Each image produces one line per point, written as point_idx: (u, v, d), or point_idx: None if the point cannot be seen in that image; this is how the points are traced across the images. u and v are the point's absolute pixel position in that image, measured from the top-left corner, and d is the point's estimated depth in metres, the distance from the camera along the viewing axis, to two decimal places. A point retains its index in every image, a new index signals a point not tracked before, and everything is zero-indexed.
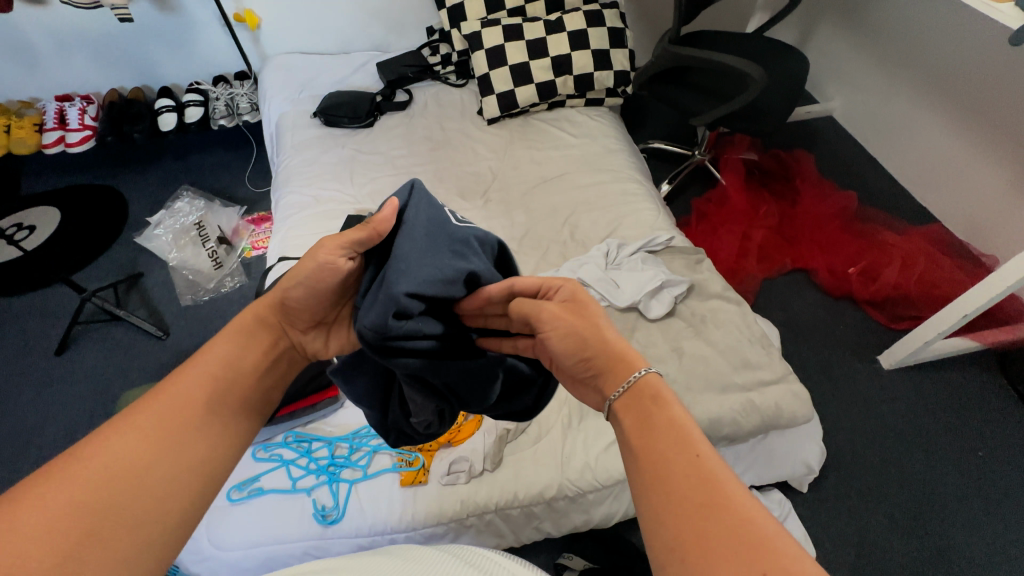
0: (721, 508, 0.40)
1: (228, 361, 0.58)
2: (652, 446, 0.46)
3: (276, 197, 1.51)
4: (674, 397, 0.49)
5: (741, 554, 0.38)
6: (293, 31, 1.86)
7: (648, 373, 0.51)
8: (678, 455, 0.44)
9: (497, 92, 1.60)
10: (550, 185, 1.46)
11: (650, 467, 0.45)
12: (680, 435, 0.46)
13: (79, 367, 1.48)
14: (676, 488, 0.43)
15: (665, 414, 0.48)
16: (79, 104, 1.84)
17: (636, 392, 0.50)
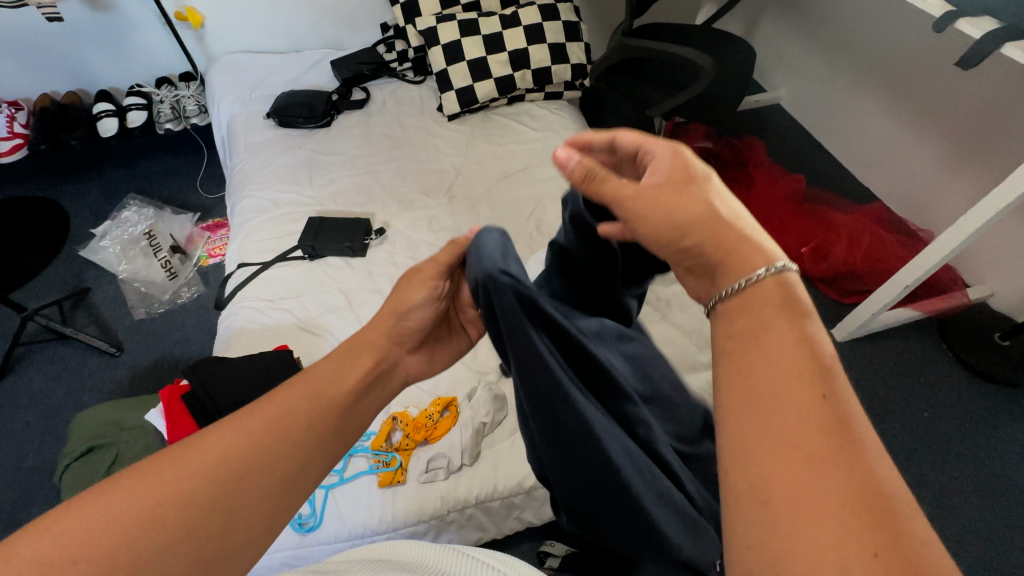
0: (840, 452, 0.34)
1: (324, 388, 0.54)
2: (777, 366, 0.38)
3: (232, 202, 1.46)
4: (805, 311, 0.41)
5: (853, 503, 0.32)
6: (240, 29, 1.79)
7: (783, 269, 0.42)
8: (804, 384, 0.37)
9: (455, 88, 1.59)
10: (515, 179, 1.47)
11: (748, 389, 0.38)
12: (812, 362, 0.38)
13: (24, 391, 1.39)
14: (785, 414, 0.36)
15: (785, 318, 0.40)
16: (7, 111, 1.72)
17: (751, 298, 0.42)
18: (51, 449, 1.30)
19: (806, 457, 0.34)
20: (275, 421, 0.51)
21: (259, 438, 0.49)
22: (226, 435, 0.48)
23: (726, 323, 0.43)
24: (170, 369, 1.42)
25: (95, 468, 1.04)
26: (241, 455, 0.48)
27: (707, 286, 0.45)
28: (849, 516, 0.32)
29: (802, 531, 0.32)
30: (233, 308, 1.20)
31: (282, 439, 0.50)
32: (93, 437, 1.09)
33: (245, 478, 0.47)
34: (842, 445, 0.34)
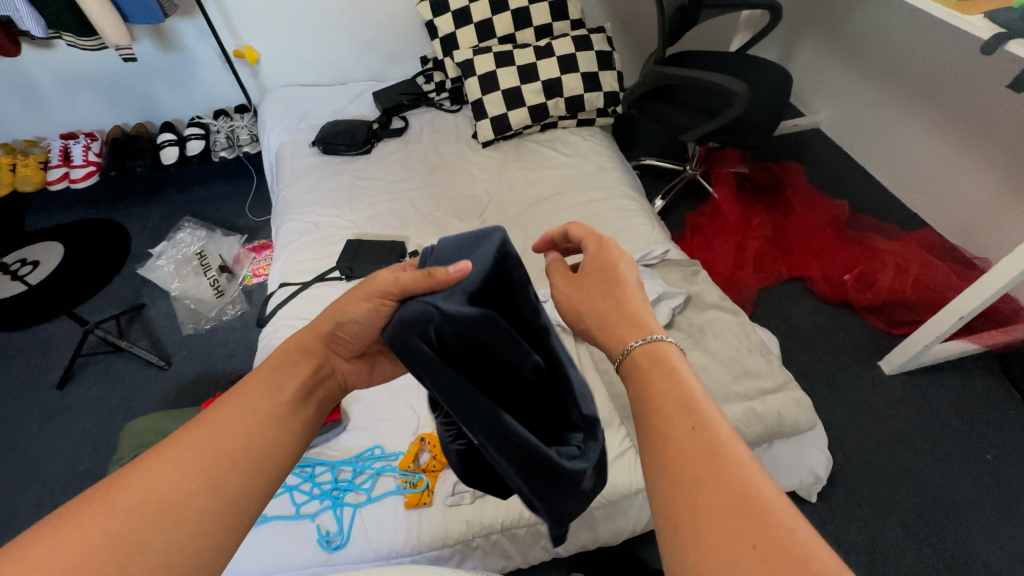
0: (714, 471, 0.42)
1: (270, 397, 0.55)
2: (657, 411, 0.47)
3: (277, 225, 1.53)
4: (678, 363, 0.51)
5: (732, 515, 0.39)
6: (291, 65, 1.92)
7: (654, 339, 0.53)
8: (681, 421, 0.46)
9: (490, 116, 1.64)
10: (546, 205, 1.48)
11: (646, 440, 0.47)
12: (682, 400, 0.47)
13: (81, 399, 1.48)
14: (667, 454, 0.45)
15: (660, 368, 0.51)
16: (84, 141, 1.89)
17: (634, 363, 0.52)
18: (101, 456, 1.37)
19: (687, 482, 0.42)
20: (236, 422, 0.51)
21: (196, 466, 0.47)
22: (182, 447, 0.48)
23: (628, 386, 0.52)
24: (213, 383, 1.48)
25: None
26: (206, 460, 0.47)
27: (614, 349, 0.55)
28: (732, 531, 0.39)
29: (710, 551, 0.39)
30: (273, 325, 1.26)
31: (250, 439, 0.51)
32: (139, 445, 1.15)
33: (220, 481, 0.47)
34: (713, 465, 0.42)
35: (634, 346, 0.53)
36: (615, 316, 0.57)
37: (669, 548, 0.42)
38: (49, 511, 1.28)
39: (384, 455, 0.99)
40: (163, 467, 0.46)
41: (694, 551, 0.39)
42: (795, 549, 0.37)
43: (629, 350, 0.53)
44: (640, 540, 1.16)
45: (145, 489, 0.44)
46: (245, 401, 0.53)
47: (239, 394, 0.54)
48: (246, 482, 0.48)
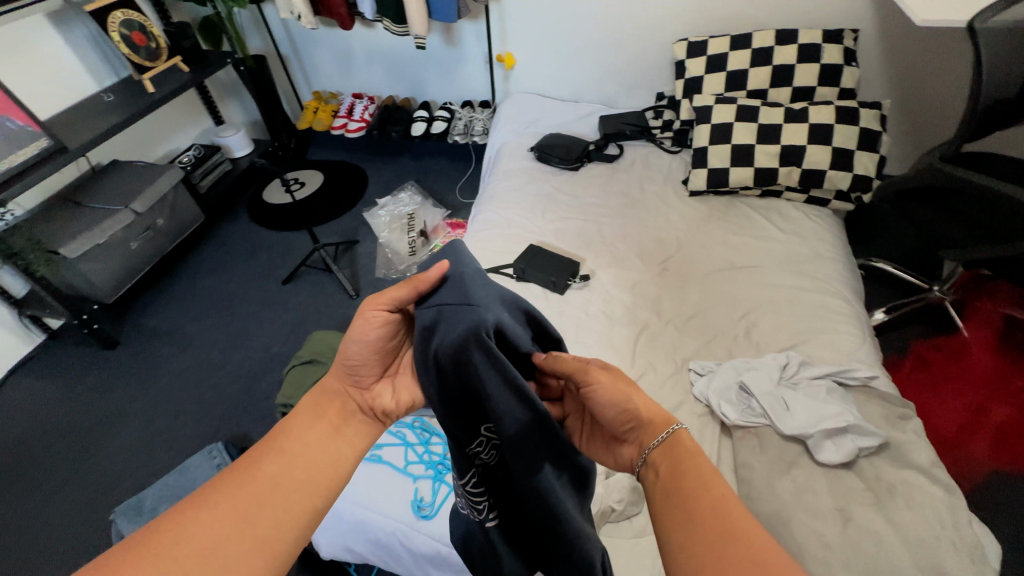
0: (720, 541, 0.48)
1: (300, 443, 0.63)
2: (686, 490, 0.54)
3: (477, 211, 1.69)
4: (699, 451, 0.57)
5: None
6: (538, 76, 2.10)
7: (678, 428, 0.59)
8: (703, 501, 0.52)
9: (709, 167, 1.56)
10: (738, 275, 1.35)
11: (668, 514, 0.53)
12: (698, 481, 0.54)
13: (293, 298, 1.85)
14: (686, 531, 0.51)
15: (677, 457, 0.57)
16: (365, 103, 2.35)
17: (667, 450, 0.58)
18: (289, 347, 1.69)
19: (710, 554, 0.48)
20: (270, 466, 0.59)
21: (231, 511, 0.55)
22: (214, 499, 0.56)
23: (651, 471, 0.59)
24: None
25: (307, 377, 1.33)
26: (244, 503, 0.56)
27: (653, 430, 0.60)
28: None
29: None
30: None
31: (282, 482, 0.59)
32: (316, 352, 1.39)
33: (254, 515, 0.56)
34: (720, 530, 0.49)
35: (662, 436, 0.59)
36: (639, 403, 0.62)
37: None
38: (244, 373, 1.63)
39: None
40: (199, 515, 0.54)
41: None
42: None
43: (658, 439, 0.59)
44: None
45: (186, 533, 0.53)
46: (279, 443, 0.62)
47: (270, 443, 0.62)
48: (281, 518, 0.57)
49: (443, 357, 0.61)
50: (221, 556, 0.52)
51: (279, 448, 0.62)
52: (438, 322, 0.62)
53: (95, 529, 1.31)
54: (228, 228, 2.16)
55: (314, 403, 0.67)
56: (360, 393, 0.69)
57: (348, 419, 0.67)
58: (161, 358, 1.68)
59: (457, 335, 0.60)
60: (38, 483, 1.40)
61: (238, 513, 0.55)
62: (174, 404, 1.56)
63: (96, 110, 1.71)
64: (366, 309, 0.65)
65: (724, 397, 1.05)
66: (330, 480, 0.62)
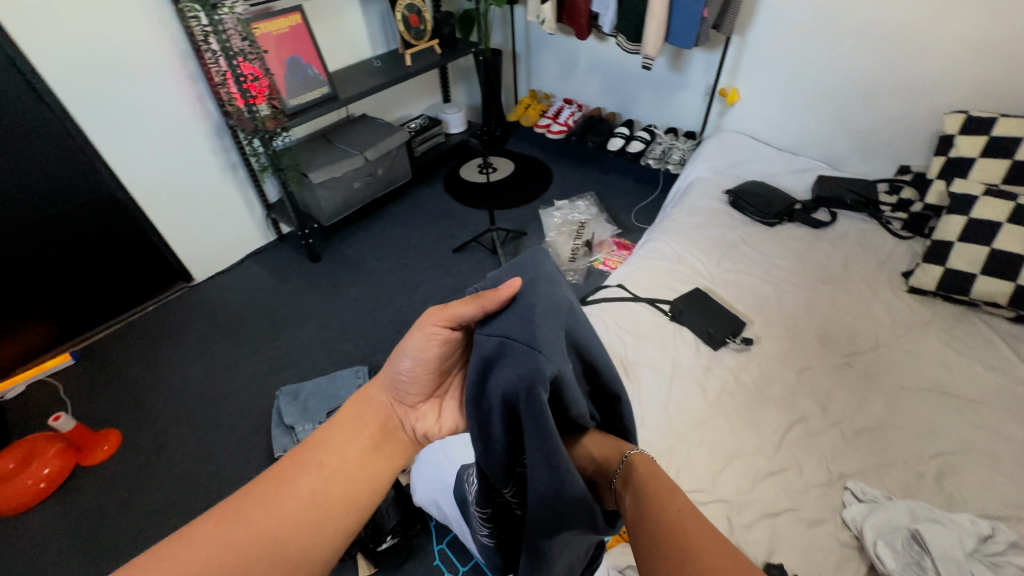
0: (673, 530, 0.52)
1: (344, 458, 0.64)
2: (649, 507, 0.57)
3: (648, 238, 1.65)
4: (659, 470, 0.63)
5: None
6: (759, 118, 1.95)
7: (636, 453, 0.66)
8: (667, 516, 0.54)
9: (949, 266, 1.29)
10: (948, 404, 1.09)
11: (640, 531, 0.55)
12: (666, 487, 0.59)
13: (456, 266, 2.03)
14: (647, 528, 0.55)
15: (649, 470, 0.62)
16: (572, 109, 2.45)
17: (628, 471, 0.64)
18: None
19: (668, 543, 0.52)
20: (316, 478, 0.61)
21: (275, 519, 0.58)
22: (256, 508, 0.58)
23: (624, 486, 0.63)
24: None
25: None
26: (289, 512, 0.59)
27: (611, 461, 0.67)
28: None
29: None
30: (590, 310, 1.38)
31: (324, 492, 0.61)
32: None
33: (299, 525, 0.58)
34: (678, 519, 0.53)
35: (626, 459, 0.65)
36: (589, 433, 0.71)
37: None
38: (400, 316, 1.84)
39: None
40: (245, 521, 0.57)
41: None
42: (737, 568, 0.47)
43: (623, 461, 0.65)
44: None
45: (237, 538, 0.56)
46: (322, 454, 0.63)
47: (321, 451, 0.64)
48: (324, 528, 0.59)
49: (494, 399, 0.58)
50: (285, 533, 0.57)
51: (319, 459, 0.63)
52: (498, 357, 0.57)
53: (264, 395, 1.63)
54: (425, 191, 2.45)
55: (360, 412, 0.68)
56: (404, 411, 0.69)
57: (389, 435, 0.68)
58: (346, 281, 2.00)
59: (513, 381, 0.56)
60: (242, 344, 1.79)
61: (282, 514, 0.58)
62: (344, 321, 1.84)
63: (366, 71, 2.08)
64: (427, 324, 0.63)
65: (884, 538, 0.87)
66: (371, 490, 0.64)
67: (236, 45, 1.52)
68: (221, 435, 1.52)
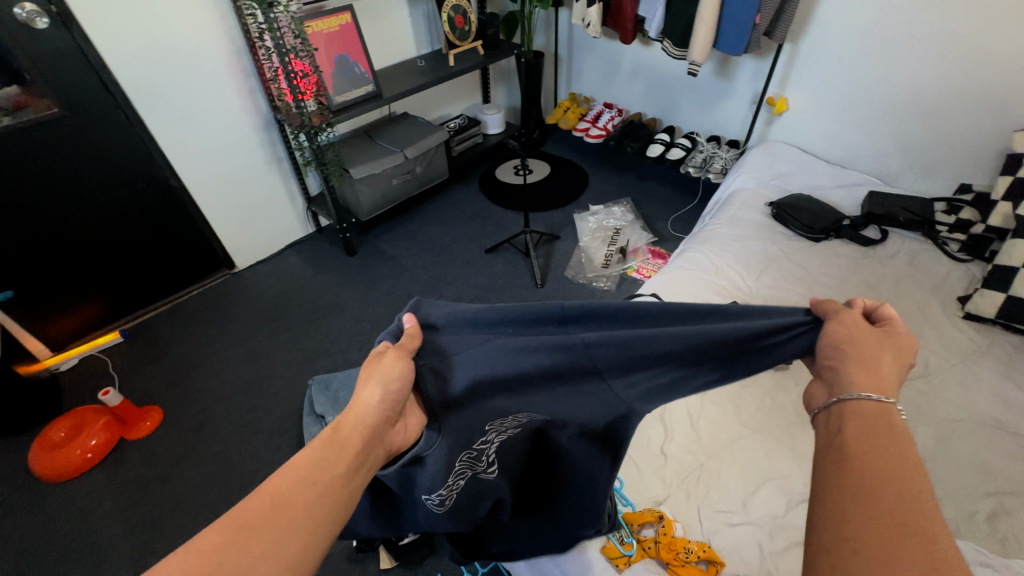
0: (879, 483, 0.45)
1: (320, 465, 0.52)
2: (866, 450, 0.49)
3: (685, 247, 1.62)
4: (901, 427, 0.50)
5: (887, 527, 0.42)
6: (809, 129, 1.88)
7: (883, 400, 0.53)
8: (879, 469, 0.46)
9: (1012, 293, 1.21)
10: (1005, 440, 1.03)
11: (832, 460, 0.50)
12: (897, 441, 0.48)
13: (488, 266, 2.03)
14: (850, 464, 0.48)
15: (887, 419, 0.51)
16: (612, 113, 2.43)
17: (855, 407, 0.53)
18: None
19: (860, 490, 0.45)
20: (285, 487, 0.50)
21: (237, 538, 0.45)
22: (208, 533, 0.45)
23: (837, 422, 0.53)
24: None
25: None
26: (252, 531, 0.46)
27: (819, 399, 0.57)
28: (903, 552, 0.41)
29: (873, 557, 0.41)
30: None
31: (303, 501, 0.49)
32: None
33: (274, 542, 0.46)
34: (889, 479, 0.45)
35: (860, 395, 0.53)
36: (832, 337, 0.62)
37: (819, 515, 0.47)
38: None
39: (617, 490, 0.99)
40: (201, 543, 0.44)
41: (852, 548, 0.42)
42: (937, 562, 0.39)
43: (852, 395, 0.54)
44: None
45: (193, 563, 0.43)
46: (293, 465, 0.52)
47: (290, 465, 0.51)
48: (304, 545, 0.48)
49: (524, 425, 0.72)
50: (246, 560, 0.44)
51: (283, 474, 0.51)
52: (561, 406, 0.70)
53: (298, 382, 1.67)
54: (461, 190, 2.48)
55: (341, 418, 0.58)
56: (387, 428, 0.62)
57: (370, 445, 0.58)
58: (380, 275, 2.04)
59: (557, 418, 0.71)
60: (278, 332, 1.84)
61: (248, 532, 0.46)
62: (376, 315, 1.87)
63: (410, 70, 2.11)
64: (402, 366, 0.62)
65: None
66: (347, 498, 0.53)
67: (289, 42, 1.57)
68: (255, 419, 1.57)
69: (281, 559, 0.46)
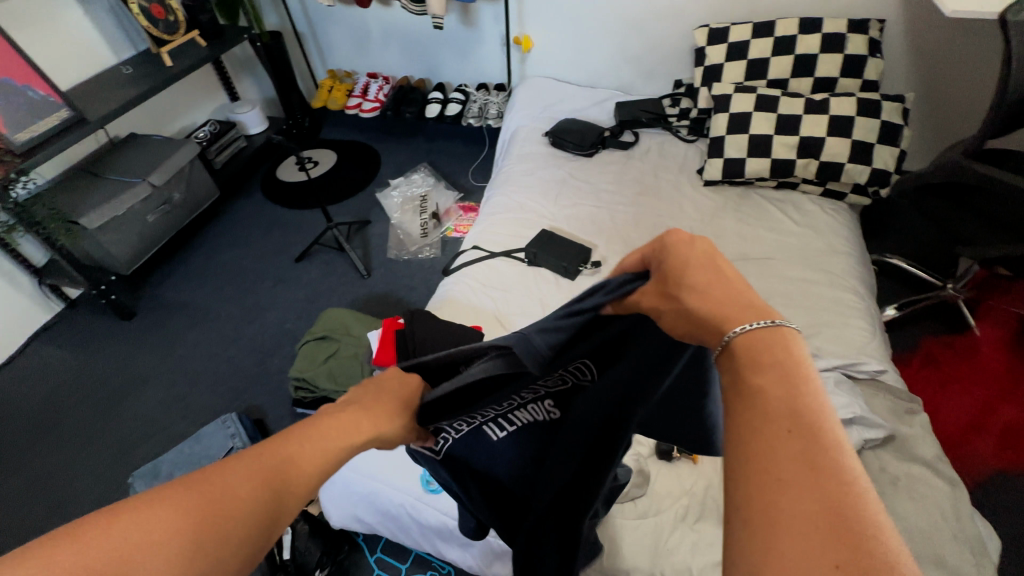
0: (794, 481, 0.31)
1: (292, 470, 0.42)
2: (760, 408, 0.35)
3: (489, 194, 1.69)
4: (804, 364, 0.37)
5: (818, 527, 0.29)
6: (556, 59, 2.07)
7: (775, 326, 0.39)
8: (791, 437, 0.33)
9: (726, 157, 1.55)
10: (750, 266, 1.35)
11: (734, 422, 0.36)
12: (793, 400, 0.34)
13: (305, 275, 1.87)
14: (746, 443, 0.34)
15: (775, 361, 0.37)
16: (380, 82, 2.34)
17: (736, 348, 0.39)
18: (300, 323, 1.71)
19: (770, 484, 0.32)
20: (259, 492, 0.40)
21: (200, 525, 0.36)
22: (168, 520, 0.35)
23: (735, 369, 0.39)
24: (392, 304, 1.73)
25: (320, 352, 1.36)
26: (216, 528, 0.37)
27: (707, 336, 0.42)
28: (812, 543, 0.29)
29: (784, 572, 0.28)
30: (454, 279, 1.39)
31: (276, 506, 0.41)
32: (328, 328, 1.42)
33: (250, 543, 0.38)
34: (800, 470, 0.31)
35: (731, 336, 0.40)
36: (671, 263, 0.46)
37: (734, 549, 0.31)
38: (257, 347, 1.65)
39: None
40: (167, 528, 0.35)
41: (760, 552, 0.30)
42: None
43: (725, 338, 0.40)
44: None
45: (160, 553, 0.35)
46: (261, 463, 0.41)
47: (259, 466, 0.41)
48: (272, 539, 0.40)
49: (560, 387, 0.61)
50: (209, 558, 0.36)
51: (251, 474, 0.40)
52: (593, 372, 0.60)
53: (116, 488, 1.36)
54: (243, 204, 2.18)
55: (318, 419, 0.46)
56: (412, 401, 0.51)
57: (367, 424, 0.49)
58: (178, 328, 1.72)
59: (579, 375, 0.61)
60: (61, 445, 1.45)
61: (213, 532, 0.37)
62: (189, 374, 1.59)
63: (117, 81, 1.72)
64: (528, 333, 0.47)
65: None
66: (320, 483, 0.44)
67: None
68: None
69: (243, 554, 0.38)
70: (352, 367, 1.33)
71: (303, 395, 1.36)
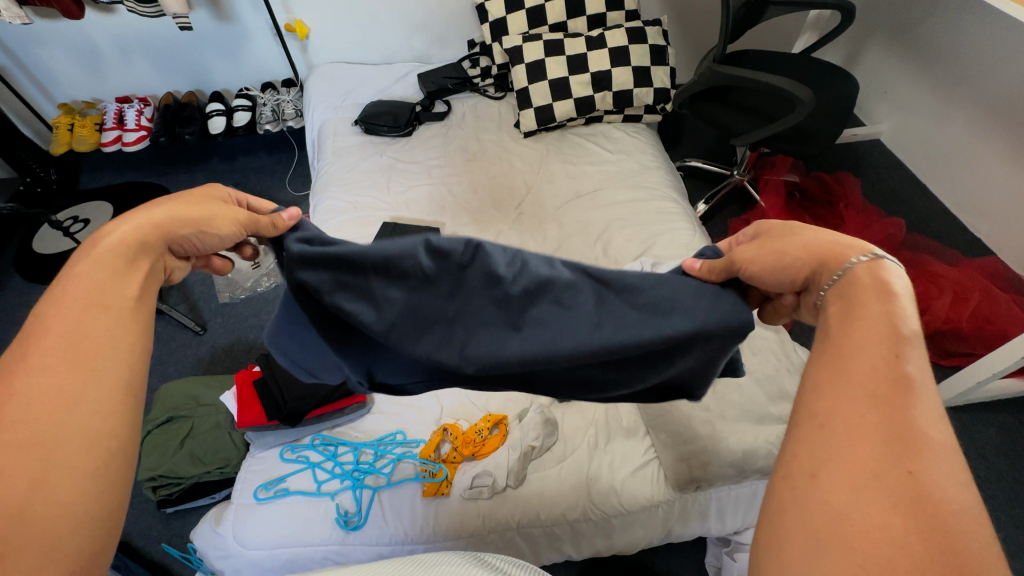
0: (892, 429, 0.38)
1: (107, 298, 0.49)
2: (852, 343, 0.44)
3: (314, 200, 1.54)
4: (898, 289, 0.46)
5: (880, 441, 0.37)
6: (340, 42, 1.92)
7: (877, 259, 0.48)
8: (884, 376, 0.41)
9: (535, 106, 1.61)
10: (584, 201, 1.45)
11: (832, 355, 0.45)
12: (887, 333, 0.43)
13: None
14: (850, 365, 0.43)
15: (881, 312, 0.45)
16: (136, 106, 1.94)
17: (849, 280, 0.48)
18: None
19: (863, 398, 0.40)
20: (127, 298, 0.51)
21: (63, 365, 0.44)
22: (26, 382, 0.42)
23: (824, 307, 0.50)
24: (246, 353, 1.53)
25: (171, 438, 1.19)
26: (78, 378, 0.44)
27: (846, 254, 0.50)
28: (874, 445, 0.37)
29: (839, 469, 0.37)
30: None
31: (119, 332, 0.48)
32: (172, 408, 1.24)
33: (135, 372, 0.48)
34: (884, 419, 0.38)
35: (855, 262, 0.49)
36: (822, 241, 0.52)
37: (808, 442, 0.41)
38: None
39: (404, 440, 1.02)
40: (40, 380, 0.42)
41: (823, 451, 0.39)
42: (922, 494, 0.34)
43: (848, 266, 0.49)
44: (656, 552, 1.14)
45: (102, 409, 0.44)
46: (91, 301, 0.48)
47: (83, 313, 0.47)
48: (133, 370, 0.48)
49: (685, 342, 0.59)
50: (75, 396, 0.43)
51: (92, 317, 0.48)
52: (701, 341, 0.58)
53: None
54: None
55: (106, 257, 0.51)
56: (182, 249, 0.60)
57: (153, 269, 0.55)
58: None
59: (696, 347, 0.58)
60: None
61: (79, 369, 0.44)
62: None
63: None
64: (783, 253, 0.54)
65: None
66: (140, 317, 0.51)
67: None
68: None
69: (105, 388, 0.45)
70: (218, 439, 1.19)
71: (167, 492, 1.15)
